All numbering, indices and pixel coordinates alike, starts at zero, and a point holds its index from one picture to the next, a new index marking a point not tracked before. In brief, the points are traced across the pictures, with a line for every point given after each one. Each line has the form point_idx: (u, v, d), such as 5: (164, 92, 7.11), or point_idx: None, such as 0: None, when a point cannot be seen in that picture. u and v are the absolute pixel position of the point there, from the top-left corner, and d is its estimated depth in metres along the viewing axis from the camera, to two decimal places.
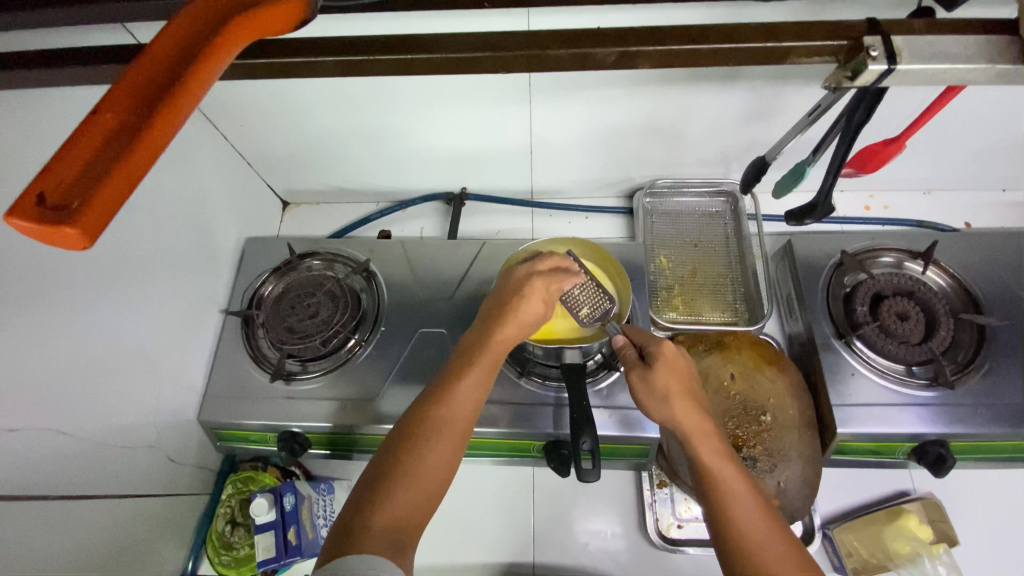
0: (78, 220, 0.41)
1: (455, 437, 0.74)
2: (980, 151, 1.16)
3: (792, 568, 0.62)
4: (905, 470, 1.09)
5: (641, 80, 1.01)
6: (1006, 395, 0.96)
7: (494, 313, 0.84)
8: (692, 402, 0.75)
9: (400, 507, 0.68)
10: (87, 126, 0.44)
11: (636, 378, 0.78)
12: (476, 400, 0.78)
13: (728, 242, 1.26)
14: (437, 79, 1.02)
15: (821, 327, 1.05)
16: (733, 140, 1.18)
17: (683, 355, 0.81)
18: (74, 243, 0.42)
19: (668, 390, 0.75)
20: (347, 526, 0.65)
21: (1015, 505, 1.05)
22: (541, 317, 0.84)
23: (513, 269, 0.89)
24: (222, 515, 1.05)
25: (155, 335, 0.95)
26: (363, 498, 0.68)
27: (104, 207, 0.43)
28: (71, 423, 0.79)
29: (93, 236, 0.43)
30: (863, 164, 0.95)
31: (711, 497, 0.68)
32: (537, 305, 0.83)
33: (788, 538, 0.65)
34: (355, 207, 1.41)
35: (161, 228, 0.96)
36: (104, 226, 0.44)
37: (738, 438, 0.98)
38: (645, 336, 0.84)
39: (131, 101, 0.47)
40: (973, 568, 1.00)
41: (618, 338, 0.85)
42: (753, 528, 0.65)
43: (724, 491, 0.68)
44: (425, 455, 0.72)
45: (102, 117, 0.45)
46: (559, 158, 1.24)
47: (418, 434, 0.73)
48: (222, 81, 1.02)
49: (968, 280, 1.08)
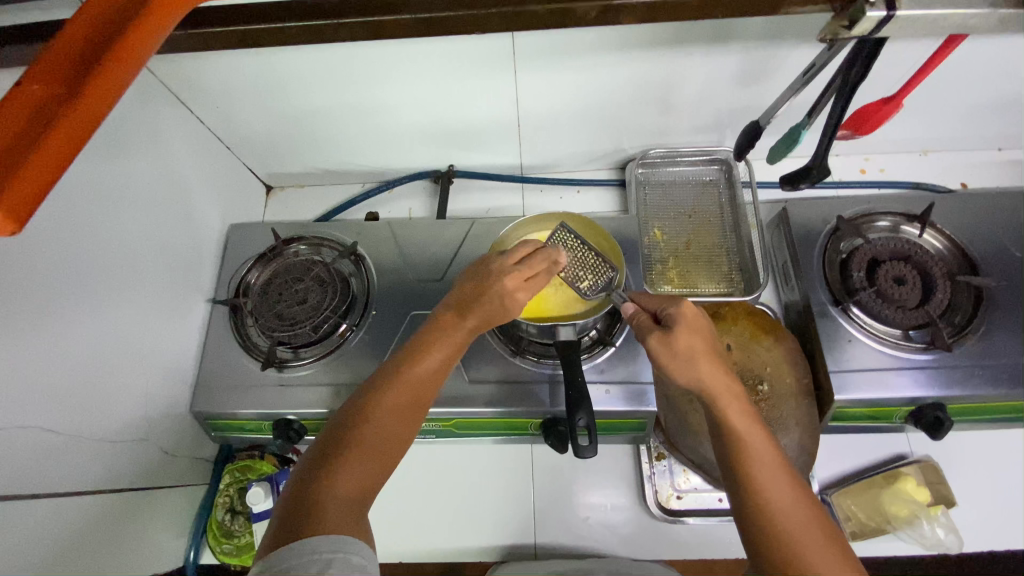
0: (0, 201, 0.42)
1: (408, 412, 0.74)
2: (978, 108, 1.13)
3: (818, 536, 0.62)
4: (902, 434, 1.09)
5: (630, 44, 0.98)
6: (1004, 356, 0.96)
7: (462, 299, 0.81)
8: (717, 364, 0.73)
9: (355, 479, 0.67)
10: (12, 101, 0.47)
11: (655, 340, 0.76)
12: (436, 379, 0.77)
13: (722, 211, 1.24)
14: (417, 52, 0.98)
15: (818, 294, 1.04)
16: (725, 106, 1.15)
17: (703, 316, 0.79)
18: (3, 227, 0.43)
19: (692, 352, 0.73)
20: (305, 494, 0.64)
21: (1010, 464, 1.06)
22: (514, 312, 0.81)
23: (488, 259, 0.83)
24: (221, 504, 1.06)
25: (140, 328, 0.93)
26: (322, 470, 0.67)
27: (31, 188, 0.44)
28: (58, 420, 0.77)
29: (22, 218, 0.44)
30: (858, 126, 0.92)
31: (737, 462, 0.66)
32: (506, 296, 0.79)
33: (810, 502, 0.65)
34: (341, 189, 1.38)
35: (138, 215, 0.92)
36: (33, 208, 0.45)
37: None
38: (661, 301, 0.84)
39: (56, 77, 0.49)
40: (968, 527, 1.02)
41: (630, 305, 0.83)
42: (780, 494, 0.64)
43: (753, 456, 0.66)
44: (378, 428, 0.71)
45: (28, 91, 0.47)
46: (548, 131, 1.21)
47: (375, 410, 0.72)
48: (193, 61, 0.96)
49: (965, 242, 1.06)
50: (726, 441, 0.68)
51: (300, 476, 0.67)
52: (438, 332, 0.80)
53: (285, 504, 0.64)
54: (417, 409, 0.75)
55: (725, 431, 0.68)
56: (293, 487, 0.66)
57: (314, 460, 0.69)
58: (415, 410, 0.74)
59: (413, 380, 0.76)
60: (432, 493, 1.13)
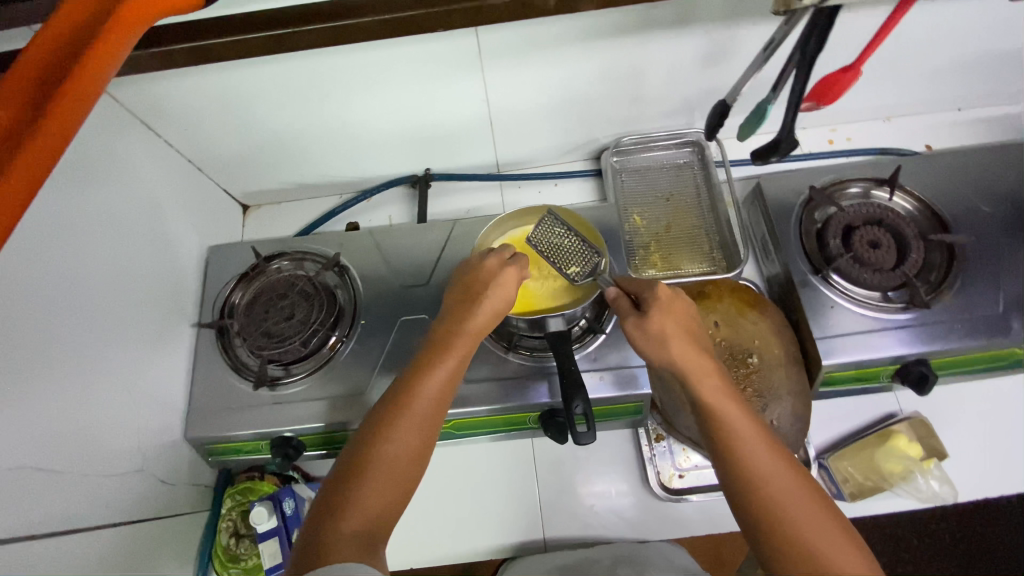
0: None
1: (419, 429, 0.74)
2: (935, 71, 1.17)
3: (805, 502, 0.63)
4: (890, 393, 1.12)
5: (593, 35, 0.99)
6: (980, 308, 0.99)
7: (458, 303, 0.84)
8: (692, 343, 0.75)
9: (368, 509, 0.68)
10: None
11: (632, 326, 0.78)
12: (446, 390, 0.78)
13: (699, 193, 1.25)
14: (384, 58, 0.98)
15: (797, 265, 1.06)
16: (692, 88, 1.16)
17: (678, 296, 0.81)
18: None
19: (665, 333, 0.75)
20: (319, 529, 0.66)
21: (997, 413, 1.09)
22: (508, 307, 0.85)
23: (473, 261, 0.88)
24: (224, 529, 1.04)
25: (126, 358, 0.91)
26: (335, 502, 0.68)
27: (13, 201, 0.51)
28: (50, 458, 0.76)
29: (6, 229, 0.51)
30: (821, 97, 0.92)
31: (717, 436, 0.68)
32: (505, 287, 0.84)
33: (795, 470, 0.66)
34: (319, 202, 1.37)
35: (114, 244, 0.91)
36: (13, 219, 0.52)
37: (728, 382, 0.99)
38: (639, 283, 0.84)
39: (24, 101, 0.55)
40: (962, 478, 1.05)
41: (610, 290, 0.85)
42: (763, 465, 0.65)
43: (731, 430, 0.67)
44: (388, 452, 0.71)
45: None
46: (520, 127, 1.22)
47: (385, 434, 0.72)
48: (157, 85, 0.95)
49: (934, 202, 1.09)
50: (707, 417, 0.70)
51: (315, 510, 0.69)
52: (442, 343, 0.81)
53: (300, 538, 0.67)
54: (431, 424, 0.76)
55: (703, 407, 0.70)
56: (308, 522, 0.68)
57: (327, 490, 0.70)
58: (428, 427, 0.75)
59: (421, 397, 0.76)
60: (437, 497, 1.13)
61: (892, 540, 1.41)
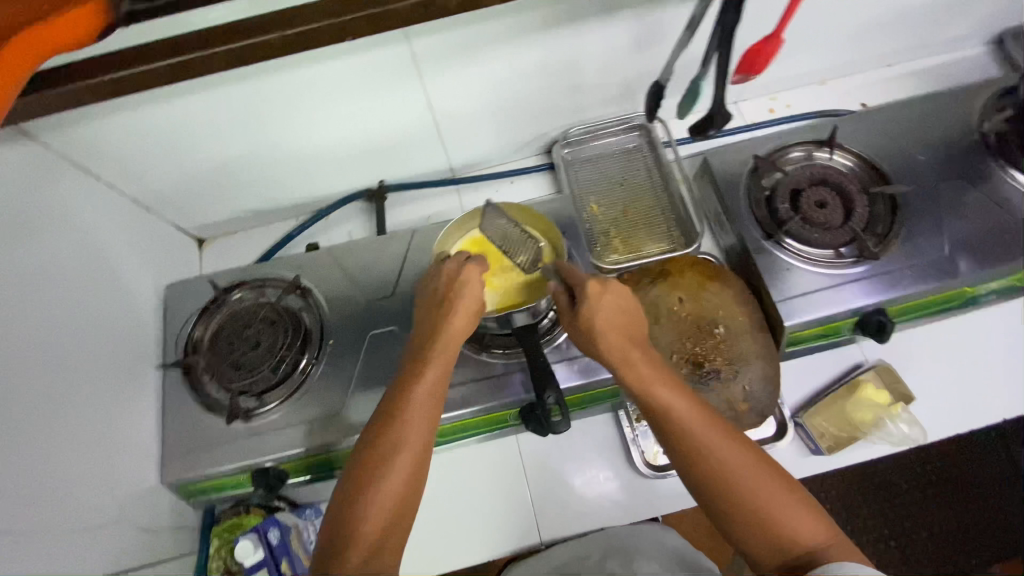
0: None
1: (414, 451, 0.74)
2: (860, 31, 1.21)
3: (753, 466, 0.70)
4: (855, 345, 1.15)
5: (525, 31, 1.00)
6: (927, 253, 1.02)
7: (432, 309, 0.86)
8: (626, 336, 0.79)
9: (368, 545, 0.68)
10: None
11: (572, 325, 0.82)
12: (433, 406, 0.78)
13: (651, 174, 1.25)
14: (319, 75, 0.97)
15: (751, 233, 1.09)
16: (630, 73, 1.18)
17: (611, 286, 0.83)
18: None
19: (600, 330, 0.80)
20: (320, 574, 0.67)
21: (958, 352, 1.13)
22: (482, 306, 0.88)
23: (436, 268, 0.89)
24: (216, 569, 0.99)
25: (87, 409, 0.89)
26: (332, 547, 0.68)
27: None
28: (16, 522, 0.73)
29: None
30: (751, 66, 0.95)
31: (662, 419, 0.73)
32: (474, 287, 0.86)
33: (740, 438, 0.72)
34: (276, 227, 1.36)
35: (61, 295, 0.88)
36: None
37: (698, 355, 1.01)
38: (573, 276, 0.86)
39: None
40: (932, 418, 1.09)
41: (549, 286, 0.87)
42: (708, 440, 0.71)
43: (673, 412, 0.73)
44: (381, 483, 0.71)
45: None
46: (468, 129, 1.22)
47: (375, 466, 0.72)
48: (87, 127, 0.93)
49: (873, 157, 1.13)
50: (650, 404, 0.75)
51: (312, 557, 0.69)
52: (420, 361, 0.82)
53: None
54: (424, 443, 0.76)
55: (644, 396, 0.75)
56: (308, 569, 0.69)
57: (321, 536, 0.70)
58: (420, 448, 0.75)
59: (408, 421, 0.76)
60: (428, 507, 1.12)
61: (877, 486, 1.45)
